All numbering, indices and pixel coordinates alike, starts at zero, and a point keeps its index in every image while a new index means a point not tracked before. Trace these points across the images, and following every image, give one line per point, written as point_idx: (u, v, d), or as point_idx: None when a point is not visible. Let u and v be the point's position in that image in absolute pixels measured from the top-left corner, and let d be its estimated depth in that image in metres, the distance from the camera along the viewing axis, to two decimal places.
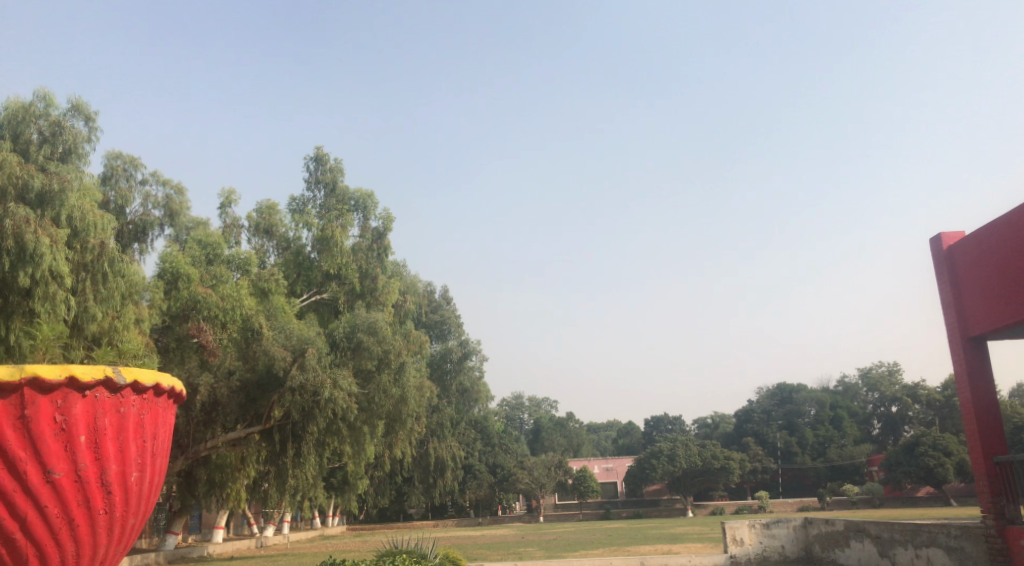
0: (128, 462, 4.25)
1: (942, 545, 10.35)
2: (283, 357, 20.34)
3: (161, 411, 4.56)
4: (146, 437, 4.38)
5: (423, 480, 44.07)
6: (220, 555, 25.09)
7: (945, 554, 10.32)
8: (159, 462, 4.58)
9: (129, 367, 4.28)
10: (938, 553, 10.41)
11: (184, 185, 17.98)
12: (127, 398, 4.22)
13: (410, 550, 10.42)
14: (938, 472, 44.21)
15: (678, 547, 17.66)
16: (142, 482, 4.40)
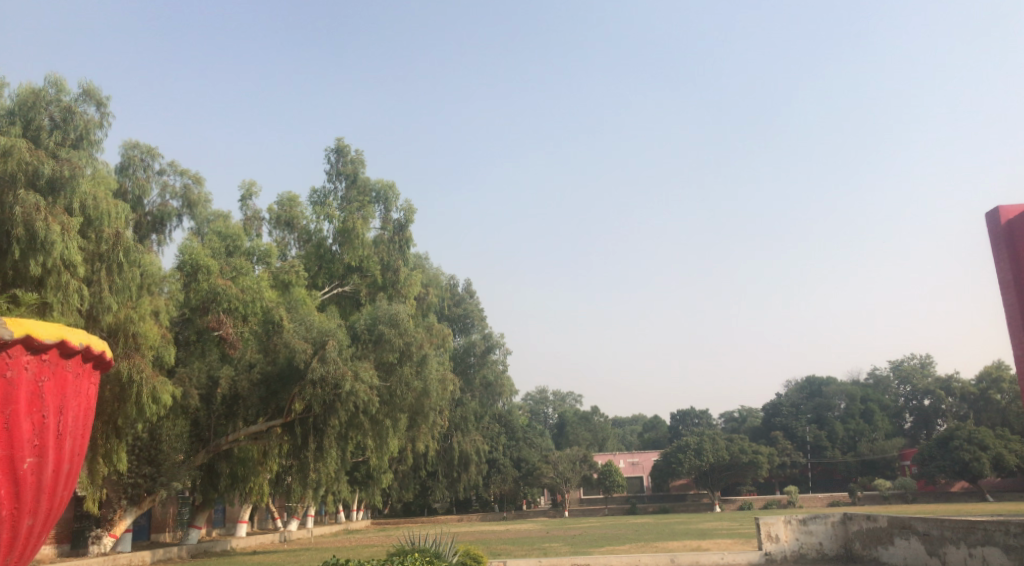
0: (17, 441, 4.53)
1: (999, 545, 9.13)
2: (304, 349, 20.03)
3: (72, 382, 4.86)
4: (44, 412, 4.66)
5: (447, 474, 43.75)
6: (243, 549, 24.92)
7: (1002, 554, 9.10)
8: (67, 445, 4.84)
9: (24, 322, 4.58)
10: (994, 553, 9.20)
11: (201, 175, 17.68)
12: (16, 360, 4.51)
13: (425, 547, 9.95)
14: (974, 466, 43.27)
15: (706, 544, 17.14)
16: (40, 466, 4.66)
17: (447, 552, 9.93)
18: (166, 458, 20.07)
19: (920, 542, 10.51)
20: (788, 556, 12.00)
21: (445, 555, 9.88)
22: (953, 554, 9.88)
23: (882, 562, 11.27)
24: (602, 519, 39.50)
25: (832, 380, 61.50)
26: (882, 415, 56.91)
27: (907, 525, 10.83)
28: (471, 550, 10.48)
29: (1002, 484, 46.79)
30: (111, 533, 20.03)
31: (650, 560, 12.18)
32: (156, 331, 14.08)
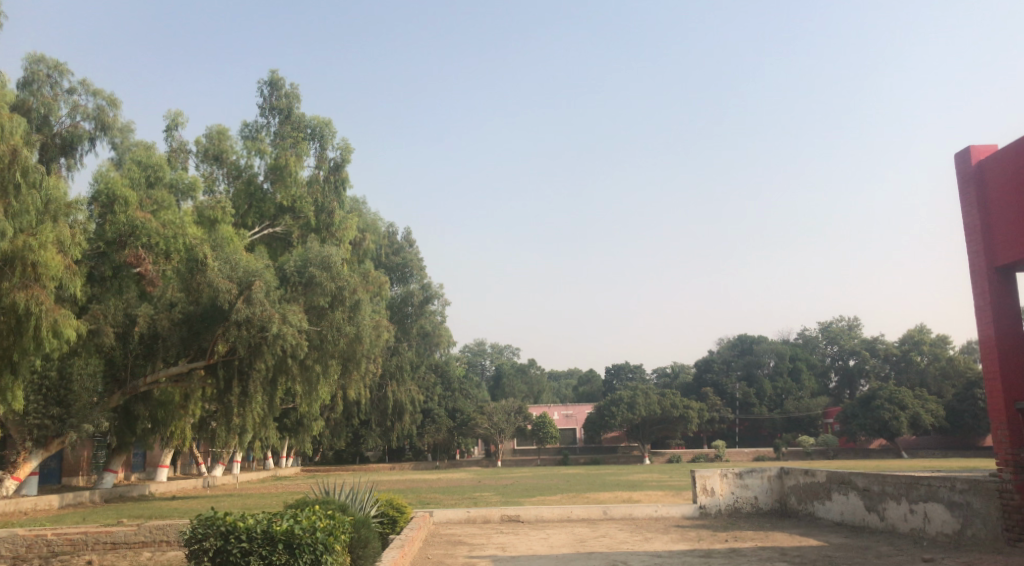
0: None
1: (943, 501, 9.13)
2: (228, 289, 19.07)
3: None
4: None
5: (380, 423, 43.19)
6: (162, 495, 24.00)
7: (944, 510, 9.12)
8: None
9: None
10: (937, 509, 9.22)
11: (116, 97, 16.42)
12: None
13: (343, 494, 9.18)
14: (893, 424, 44.70)
15: (638, 496, 17.06)
16: None
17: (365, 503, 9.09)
18: (77, 398, 19.18)
19: (858, 497, 10.42)
20: (723, 511, 11.82)
21: (360, 506, 8.97)
22: (892, 510, 9.83)
23: (818, 517, 11.19)
24: (534, 469, 39.72)
25: (763, 339, 62.68)
26: (809, 374, 58.47)
27: (847, 480, 10.68)
28: (397, 500, 9.84)
29: (917, 442, 48.63)
30: (15, 475, 19.04)
31: (583, 512, 11.86)
32: (62, 262, 12.98)
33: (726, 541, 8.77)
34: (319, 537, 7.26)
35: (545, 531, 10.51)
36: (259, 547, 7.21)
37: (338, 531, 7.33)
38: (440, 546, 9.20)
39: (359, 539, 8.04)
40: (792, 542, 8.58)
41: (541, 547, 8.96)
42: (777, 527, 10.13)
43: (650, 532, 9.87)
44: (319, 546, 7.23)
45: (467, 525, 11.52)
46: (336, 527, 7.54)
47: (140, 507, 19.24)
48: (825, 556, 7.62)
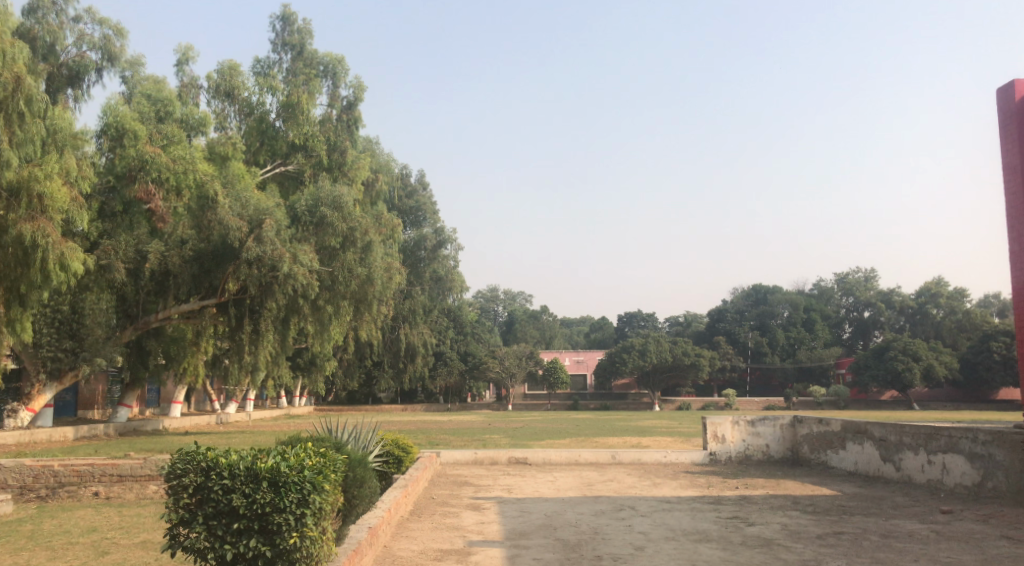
0: None
1: (965, 452, 8.69)
2: (238, 227, 18.85)
3: None
4: None
5: (393, 365, 43.42)
6: (176, 430, 24.26)
7: (966, 462, 8.69)
8: None
9: None
10: (958, 461, 8.82)
11: (122, 26, 16.01)
12: None
13: (348, 430, 8.98)
14: (905, 376, 44.47)
15: (648, 441, 16.99)
16: None
17: (368, 441, 8.91)
18: (88, 333, 19.21)
19: (874, 447, 10.20)
20: (733, 458, 11.71)
21: (363, 446, 8.77)
22: (910, 461, 9.56)
23: (831, 467, 11.02)
24: (545, 413, 39.91)
25: (778, 289, 62.29)
26: (823, 325, 58.21)
27: (863, 430, 10.46)
28: (401, 439, 9.76)
29: (930, 394, 48.48)
30: (29, 407, 19.20)
31: (592, 456, 11.75)
32: (67, 193, 12.81)
33: (736, 488, 8.59)
34: (306, 474, 5.13)
35: (553, 474, 10.40)
36: (242, 485, 5.12)
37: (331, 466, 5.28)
38: (446, 487, 9.10)
39: (353, 478, 6.75)
40: (804, 490, 8.40)
41: (547, 489, 8.83)
42: (789, 475, 9.99)
43: (659, 478, 9.72)
44: (310, 485, 5.13)
45: (474, 466, 11.46)
46: (327, 466, 5.43)
47: (154, 441, 19.45)
48: (838, 506, 7.40)
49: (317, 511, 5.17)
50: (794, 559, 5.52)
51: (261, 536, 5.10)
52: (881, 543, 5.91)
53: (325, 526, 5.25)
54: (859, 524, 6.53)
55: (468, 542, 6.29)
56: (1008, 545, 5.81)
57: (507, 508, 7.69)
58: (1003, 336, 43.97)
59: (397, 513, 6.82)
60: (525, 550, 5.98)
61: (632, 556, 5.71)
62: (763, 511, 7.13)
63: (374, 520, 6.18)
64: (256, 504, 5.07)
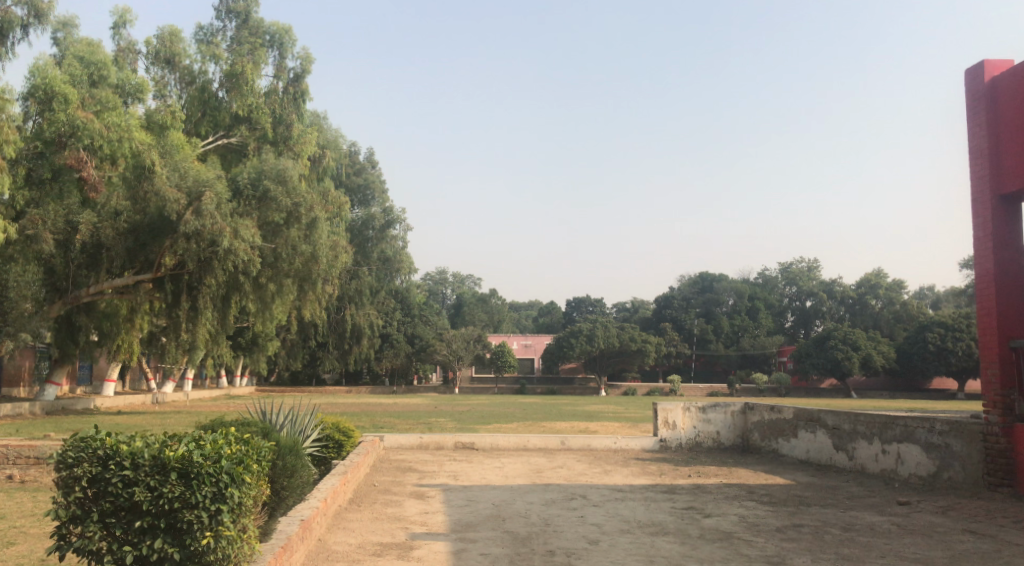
0: None
1: (920, 442, 8.77)
2: (176, 199, 18.09)
3: None
4: None
5: (338, 346, 42.65)
6: (107, 410, 23.32)
7: (921, 452, 8.78)
8: None
9: None
10: (913, 450, 8.87)
11: None
12: None
13: (287, 413, 8.54)
14: (845, 364, 45.36)
15: (596, 426, 16.84)
16: None
17: (306, 426, 8.48)
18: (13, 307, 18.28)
19: (827, 436, 10.17)
20: (684, 444, 11.61)
21: (301, 432, 8.38)
22: (863, 450, 9.57)
23: (781, 454, 11.00)
24: (493, 397, 39.65)
25: (724, 277, 63.04)
26: (767, 313, 59.12)
27: (816, 417, 10.42)
28: (341, 423, 9.35)
29: (867, 382, 49.57)
30: None
31: (541, 442, 11.52)
32: None
33: (689, 476, 8.44)
34: (223, 464, 4.69)
35: (500, 460, 10.12)
36: (146, 478, 4.67)
37: (252, 458, 4.81)
38: (388, 473, 8.75)
39: (284, 467, 6.22)
40: (758, 479, 8.27)
41: (495, 476, 8.54)
42: (740, 463, 9.88)
43: (610, 465, 9.52)
44: (227, 477, 4.68)
45: (419, 451, 11.13)
46: (249, 454, 4.97)
47: (82, 421, 18.63)
48: (794, 496, 7.28)
49: (236, 505, 4.73)
50: (756, 554, 5.31)
51: (169, 535, 4.67)
52: (843, 536, 5.76)
53: (245, 519, 4.82)
54: (818, 516, 6.38)
55: (411, 534, 5.96)
56: (970, 540, 5.71)
57: (453, 497, 7.37)
58: (937, 327, 45.03)
59: (334, 503, 6.47)
60: (473, 544, 5.67)
61: (586, 551, 5.45)
62: (720, 501, 6.95)
63: (306, 510, 5.80)
64: (165, 499, 4.63)
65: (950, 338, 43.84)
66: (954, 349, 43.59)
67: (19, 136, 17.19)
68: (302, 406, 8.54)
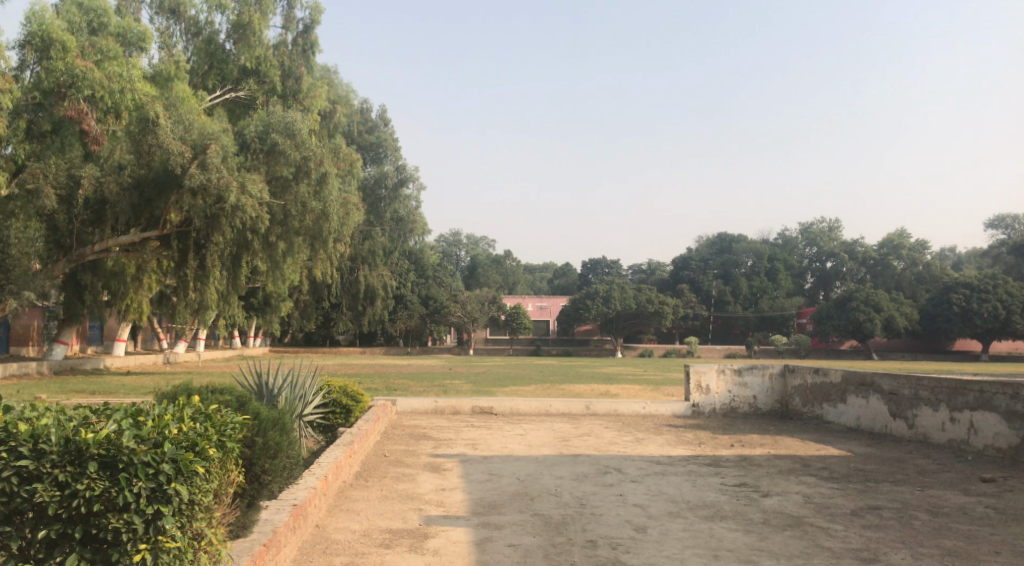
0: None
1: (999, 410, 7.79)
2: (180, 152, 17.43)
3: None
4: None
5: (351, 307, 42.09)
6: (117, 370, 22.96)
7: (999, 421, 7.79)
8: None
9: None
10: (988, 419, 7.91)
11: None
12: None
13: (292, 371, 8.00)
14: (866, 326, 44.46)
15: (618, 389, 16.29)
16: None
17: (306, 390, 7.88)
18: (16, 265, 17.83)
19: (882, 402, 9.39)
20: (717, 410, 11.00)
21: (300, 395, 7.81)
22: (926, 418, 8.71)
23: (826, 421, 10.32)
24: (506, 358, 39.19)
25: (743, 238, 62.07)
26: (786, 274, 58.13)
27: (868, 381, 9.67)
28: (349, 385, 8.75)
29: (887, 344, 48.73)
30: None
31: (564, 407, 10.92)
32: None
33: (732, 446, 7.81)
34: (167, 450, 3.87)
35: (523, 426, 9.52)
36: (55, 469, 3.79)
37: (203, 443, 3.98)
38: (400, 441, 8.15)
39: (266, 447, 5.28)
40: (810, 449, 7.61)
41: (518, 445, 7.92)
42: (783, 431, 9.20)
43: (640, 432, 8.91)
44: (177, 467, 3.87)
45: (434, 416, 10.56)
46: (205, 433, 4.17)
47: (88, 381, 18.21)
48: (857, 471, 6.63)
49: (186, 503, 3.92)
50: (841, 548, 4.66)
51: (87, 549, 3.81)
52: (936, 524, 5.12)
53: (199, 522, 4.00)
54: (895, 497, 5.76)
55: (426, 519, 5.33)
56: None
57: (473, 470, 6.73)
58: (962, 288, 44.11)
59: (336, 480, 5.87)
60: (500, 531, 5.03)
61: (634, 542, 4.81)
62: (776, 477, 6.31)
63: (295, 497, 5.15)
64: (79, 502, 3.76)
65: (975, 299, 42.77)
66: (978, 310, 42.53)
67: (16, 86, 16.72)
68: (304, 368, 7.96)
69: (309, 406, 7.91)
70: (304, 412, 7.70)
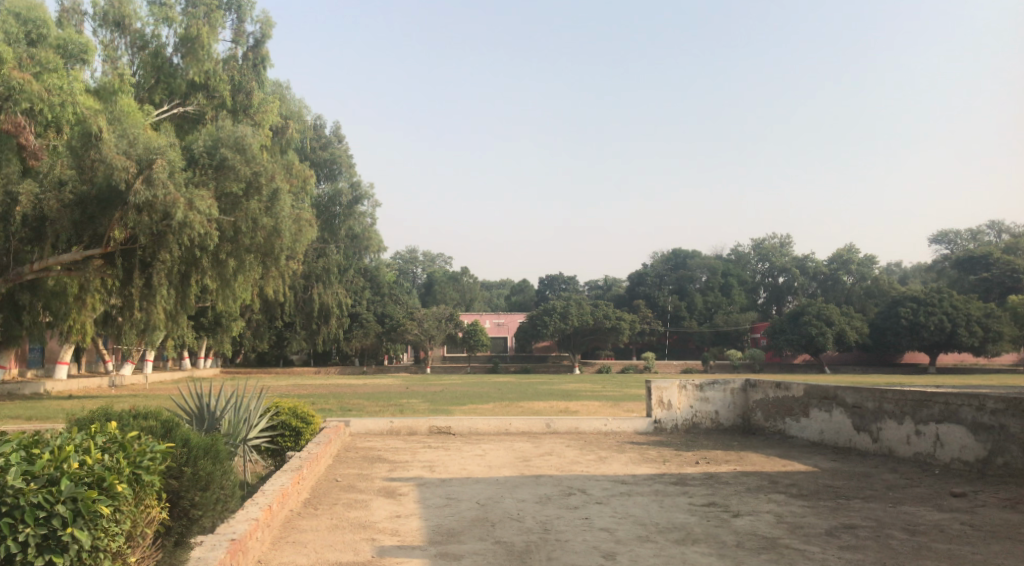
0: None
1: (966, 422, 7.76)
2: (124, 167, 16.86)
3: None
4: None
5: (306, 326, 41.24)
6: (58, 394, 22.08)
7: (966, 433, 7.75)
8: None
9: None
10: (955, 431, 7.87)
11: None
12: None
13: (235, 393, 7.62)
14: (818, 340, 45.07)
15: (577, 405, 16.10)
16: None
17: (252, 412, 7.56)
18: None
19: (846, 415, 9.35)
20: (679, 426, 10.89)
21: (244, 417, 7.41)
22: (891, 431, 8.68)
23: (789, 436, 10.26)
24: (463, 376, 38.81)
25: (697, 254, 62.70)
26: (740, 289, 58.76)
27: (830, 395, 9.64)
28: (299, 406, 8.42)
29: (839, 357, 49.47)
30: None
31: (524, 425, 10.68)
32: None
33: (697, 463, 7.66)
34: (64, 489, 3.89)
35: (481, 446, 9.26)
36: None
37: (102, 477, 4.02)
38: (353, 465, 7.82)
39: (194, 476, 5.13)
40: (776, 465, 7.50)
41: (477, 466, 7.66)
42: (747, 446, 9.09)
43: (602, 450, 8.72)
44: (75, 507, 3.89)
45: (389, 437, 10.24)
46: (116, 465, 4.17)
47: (27, 406, 17.47)
48: (828, 488, 6.51)
49: (87, 550, 3.93)
50: None
51: None
52: (914, 544, 5.00)
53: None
54: (868, 515, 5.65)
55: (379, 550, 5.04)
56: None
57: (429, 494, 6.46)
58: (910, 302, 45.06)
59: (281, 508, 5.56)
60: (459, 562, 4.77)
61: None
62: (745, 495, 6.17)
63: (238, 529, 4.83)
64: None
65: (923, 313, 43.68)
66: (925, 323, 43.41)
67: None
68: (249, 390, 7.65)
69: (255, 429, 7.59)
70: (249, 436, 7.38)
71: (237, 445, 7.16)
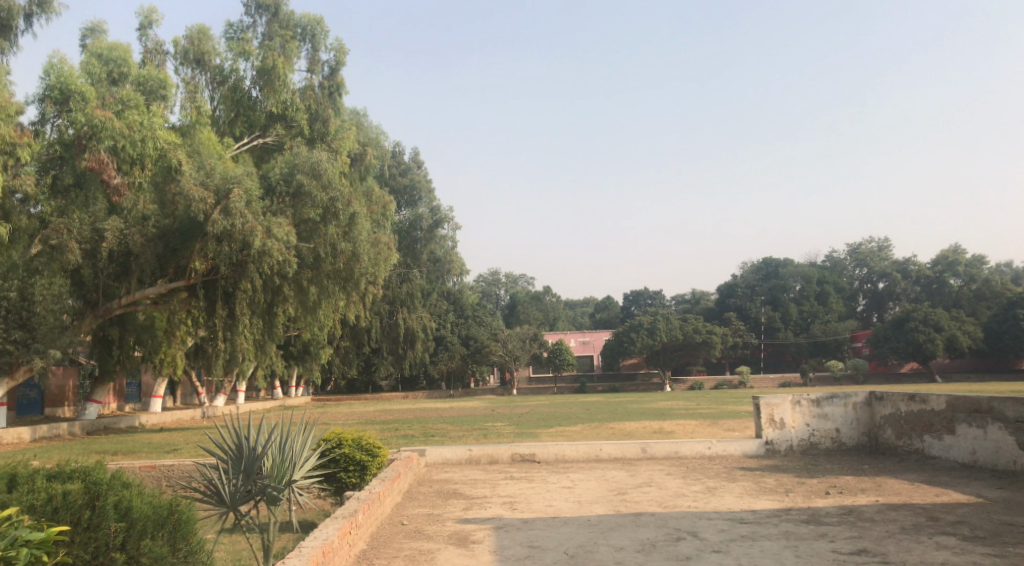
0: None
1: None
2: (201, 198, 16.75)
3: None
4: None
5: (391, 350, 40.36)
6: (151, 427, 22.26)
7: None
8: None
9: None
10: None
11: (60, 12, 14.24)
12: None
13: (276, 420, 7.12)
14: (928, 347, 42.37)
15: (672, 426, 15.12)
16: None
17: (299, 447, 6.96)
18: (41, 323, 17.30)
19: (1006, 432, 8.11)
20: (794, 447, 9.88)
21: (290, 448, 6.87)
22: None
23: (929, 456, 9.09)
24: (551, 397, 37.89)
25: (790, 262, 60.30)
26: (837, 297, 56.10)
27: (984, 408, 8.40)
28: (363, 438, 8.03)
29: (952, 365, 46.47)
30: None
31: (616, 451, 9.84)
32: None
33: (828, 494, 6.71)
34: None
35: (571, 475, 8.47)
36: None
37: None
38: (424, 502, 7.11)
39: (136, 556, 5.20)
40: (925, 497, 6.48)
41: (568, 502, 6.85)
42: (882, 471, 8.01)
43: (709, 478, 7.81)
44: None
45: (469, 467, 9.55)
46: None
47: (117, 440, 17.54)
48: (1001, 529, 5.51)
49: None
50: None
51: None
52: None
53: None
54: None
55: None
56: None
57: (510, 539, 5.70)
58: None
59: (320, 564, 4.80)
60: None
61: None
62: (901, 544, 5.20)
63: None
64: None
65: None
66: None
67: (35, 142, 16.30)
68: (294, 424, 7.03)
69: (301, 467, 6.95)
70: (293, 476, 6.74)
71: (278, 487, 6.53)
